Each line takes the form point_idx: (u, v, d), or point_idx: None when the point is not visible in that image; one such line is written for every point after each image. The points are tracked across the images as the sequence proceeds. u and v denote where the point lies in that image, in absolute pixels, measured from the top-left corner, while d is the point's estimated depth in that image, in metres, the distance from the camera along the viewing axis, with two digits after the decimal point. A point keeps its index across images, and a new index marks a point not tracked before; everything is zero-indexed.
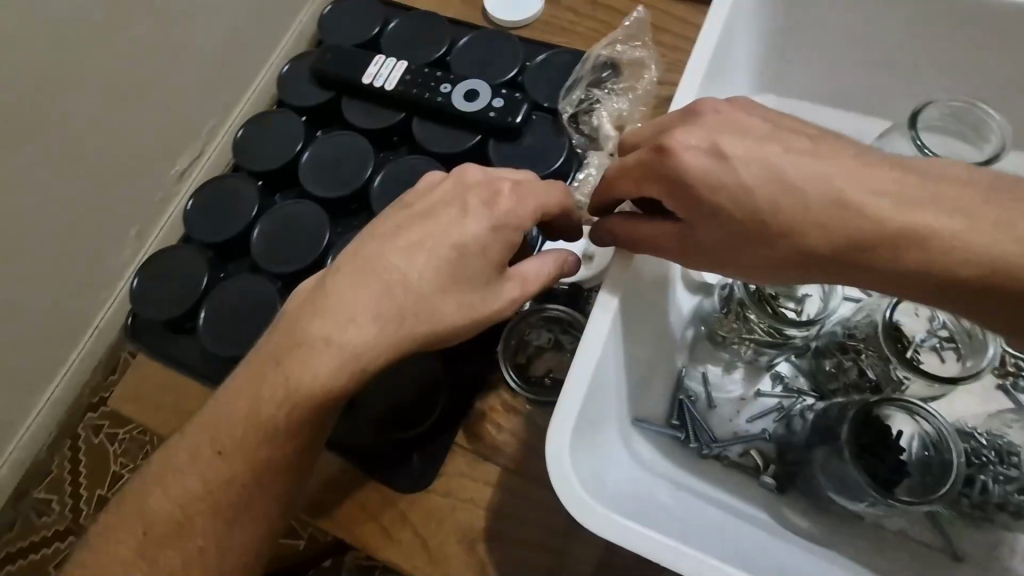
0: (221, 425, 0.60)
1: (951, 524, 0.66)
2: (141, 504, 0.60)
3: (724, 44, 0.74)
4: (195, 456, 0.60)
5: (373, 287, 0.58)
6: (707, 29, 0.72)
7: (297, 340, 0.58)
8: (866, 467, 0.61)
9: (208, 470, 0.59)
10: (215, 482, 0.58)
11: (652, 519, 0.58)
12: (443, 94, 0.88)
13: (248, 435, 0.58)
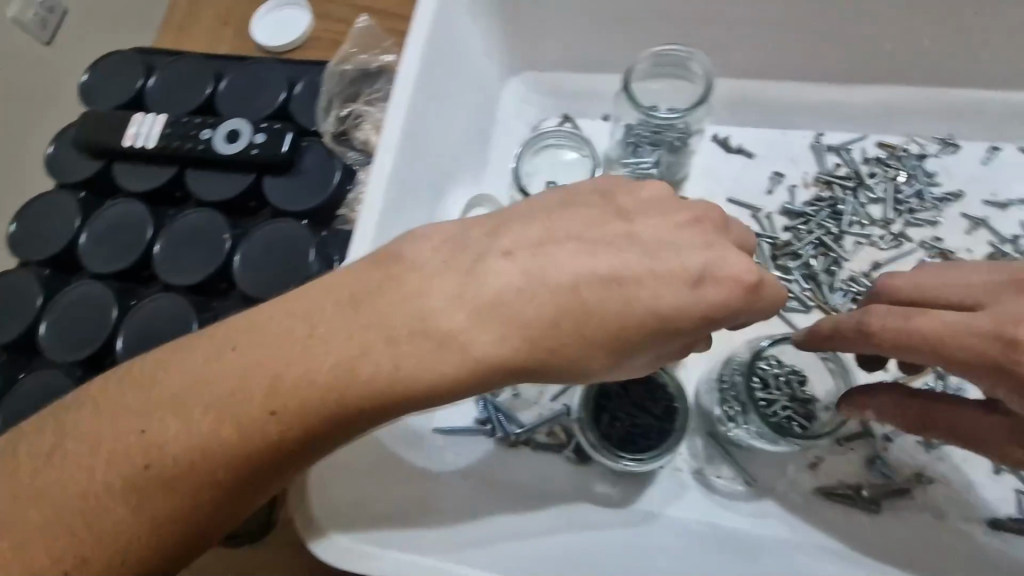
0: (240, 372, 0.49)
1: (738, 456, 0.71)
2: (131, 434, 0.48)
3: (444, 32, 0.73)
4: (216, 404, 0.48)
5: (461, 283, 0.49)
6: (412, 38, 0.69)
7: (347, 317, 0.50)
8: (630, 423, 0.67)
9: (198, 417, 0.48)
10: (208, 449, 0.48)
11: (435, 524, 0.60)
12: (204, 142, 0.86)
13: (251, 399, 0.48)
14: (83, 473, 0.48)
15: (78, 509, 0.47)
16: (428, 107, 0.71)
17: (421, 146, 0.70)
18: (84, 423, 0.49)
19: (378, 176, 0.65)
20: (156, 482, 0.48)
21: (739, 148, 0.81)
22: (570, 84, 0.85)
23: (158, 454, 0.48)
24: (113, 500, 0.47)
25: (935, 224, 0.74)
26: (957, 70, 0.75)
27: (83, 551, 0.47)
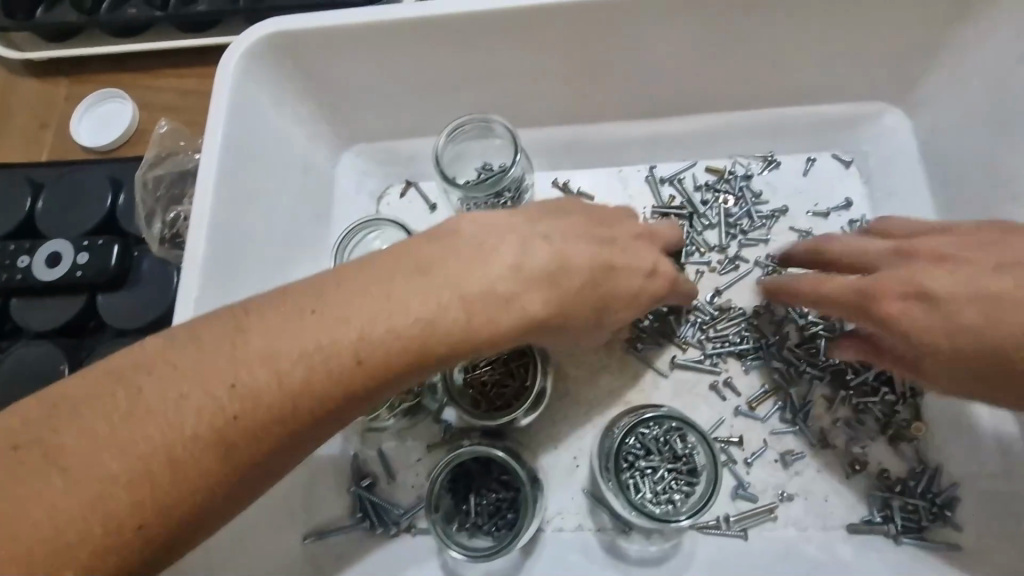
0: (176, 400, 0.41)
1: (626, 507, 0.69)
2: (180, 385, 0.41)
3: (247, 129, 0.69)
4: (273, 356, 0.43)
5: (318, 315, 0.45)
6: (210, 136, 0.65)
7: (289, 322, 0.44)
8: (487, 513, 0.66)
9: (260, 364, 0.43)
10: (274, 398, 0.43)
11: None
12: (22, 270, 0.80)
13: (312, 351, 0.44)
14: (119, 432, 0.39)
15: (116, 476, 0.38)
16: (240, 213, 0.67)
17: (235, 253, 0.65)
18: (101, 389, 0.40)
19: (184, 300, 0.60)
20: (213, 437, 0.41)
21: (580, 191, 0.81)
22: (405, 148, 0.83)
23: (211, 409, 0.41)
24: (163, 460, 0.40)
25: (765, 242, 0.77)
26: (765, 91, 0.77)
27: (118, 514, 0.38)
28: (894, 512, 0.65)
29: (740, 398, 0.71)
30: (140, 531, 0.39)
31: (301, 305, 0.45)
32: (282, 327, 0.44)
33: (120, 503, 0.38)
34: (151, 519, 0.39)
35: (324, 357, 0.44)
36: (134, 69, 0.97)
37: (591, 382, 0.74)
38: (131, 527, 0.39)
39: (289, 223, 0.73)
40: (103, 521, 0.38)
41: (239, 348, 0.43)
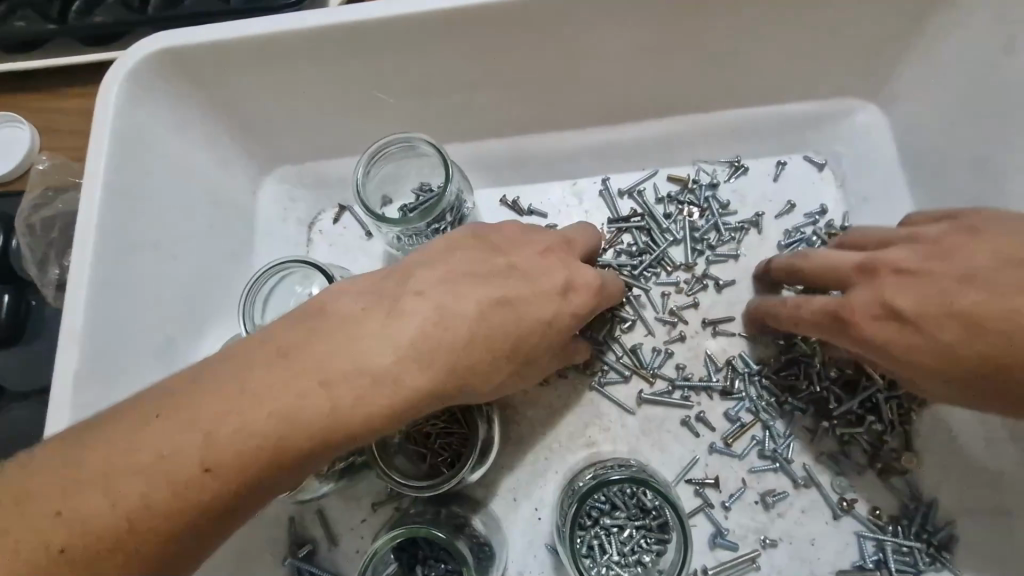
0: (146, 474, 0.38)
1: None
2: (143, 441, 0.39)
3: (136, 169, 0.61)
4: (235, 414, 0.40)
5: (285, 381, 0.41)
6: (89, 171, 0.57)
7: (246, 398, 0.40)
8: None
9: (220, 424, 0.39)
10: (238, 460, 0.40)
11: None
12: None
13: (274, 413, 0.40)
14: (83, 492, 0.37)
15: (75, 537, 0.37)
16: (130, 267, 0.59)
17: (127, 311, 0.58)
18: (73, 440, 0.39)
19: (64, 371, 0.53)
20: (173, 500, 0.38)
21: (530, 209, 0.73)
22: (333, 171, 0.75)
23: (171, 469, 0.38)
24: (139, 513, 0.38)
25: (735, 258, 0.70)
26: (728, 91, 0.70)
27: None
28: (887, 555, 0.59)
29: (714, 433, 0.65)
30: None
31: (266, 381, 0.41)
32: (248, 382, 0.41)
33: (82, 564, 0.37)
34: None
35: (281, 435, 0.40)
36: (13, 85, 0.82)
37: (550, 425, 0.66)
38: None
39: (195, 269, 0.66)
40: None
41: (204, 405, 0.40)
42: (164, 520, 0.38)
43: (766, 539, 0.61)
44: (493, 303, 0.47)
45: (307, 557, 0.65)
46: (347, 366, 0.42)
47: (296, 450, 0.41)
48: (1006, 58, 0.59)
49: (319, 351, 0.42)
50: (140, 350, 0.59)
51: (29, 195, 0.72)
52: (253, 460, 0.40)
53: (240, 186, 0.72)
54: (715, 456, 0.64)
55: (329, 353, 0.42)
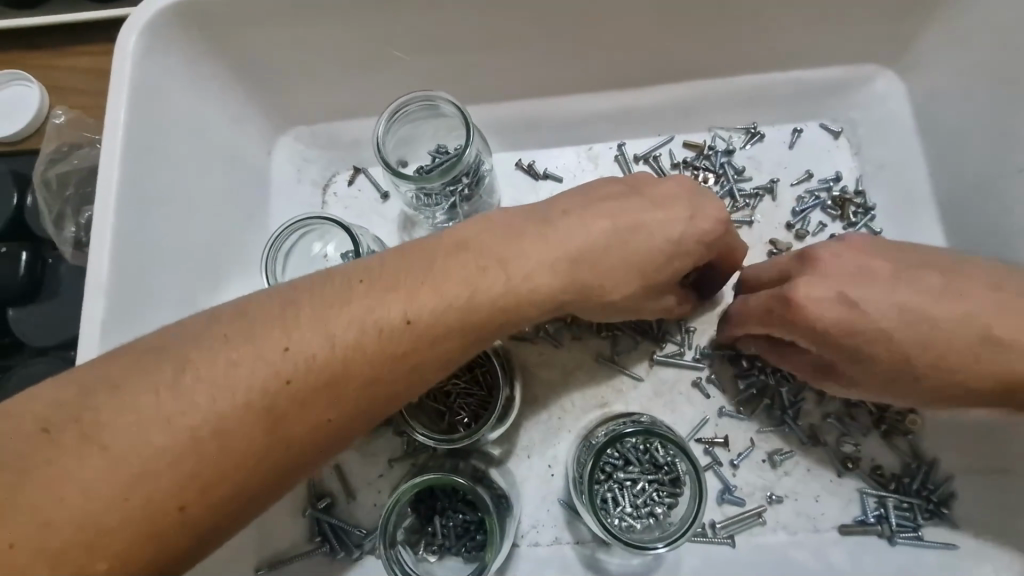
0: (213, 404, 0.39)
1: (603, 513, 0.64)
2: (228, 359, 0.40)
3: (159, 121, 0.61)
4: (311, 335, 0.42)
5: (343, 316, 0.43)
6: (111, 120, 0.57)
7: (310, 331, 0.42)
8: (455, 533, 0.61)
9: (298, 345, 0.42)
10: (313, 381, 0.42)
11: None
12: None
13: (345, 339, 0.43)
14: (166, 404, 0.38)
15: (162, 448, 0.38)
16: (158, 216, 0.60)
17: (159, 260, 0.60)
18: (146, 362, 0.40)
19: (95, 317, 0.54)
20: (255, 415, 0.40)
21: (546, 173, 0.73)
22: (347, 132, 0.75)
23: (255, 386, 0.40)
24: (210, 443, 0.39)
25: (749, 224, 0.70)
26: (745, 55, 0.70)
27: (149, 513, 0.37)
28: (888, 510, 0.61)
29: (726, 396, 0.66)
30: (183, 512, 0.38)
31: (327, 317, 0.43)
32: (323, 312, 0.43)
33: (167, 482, 0.38)
34: (193, 500, 0.38)
35: (340, 373, 0.43)
36: (24, 44, 0.81)
37: (565, 385, 0.68)
38: (172, 509, 0.38)
39: (217, 224, 0.66)
40: (148, 501, 0.37)
41: (285, 328, 0.42)
42: (242, 438, 0.40)
43: (773, 495, 0.63)
44: (534, 256, 0.49)
45: (322, 508, 0.66)
46: (397, 310, 0.44)
47: (354, 385, 0.43)
48: None
49: (368, 295, 0.45)
50: (167, 298, 0.60)
51: (43, 149, 0.72)
52: (316, 393, 0.42)
53: (254, 145, 0.72)
54: (725, 416, 0.66)
55: (386, 291, 0.45)
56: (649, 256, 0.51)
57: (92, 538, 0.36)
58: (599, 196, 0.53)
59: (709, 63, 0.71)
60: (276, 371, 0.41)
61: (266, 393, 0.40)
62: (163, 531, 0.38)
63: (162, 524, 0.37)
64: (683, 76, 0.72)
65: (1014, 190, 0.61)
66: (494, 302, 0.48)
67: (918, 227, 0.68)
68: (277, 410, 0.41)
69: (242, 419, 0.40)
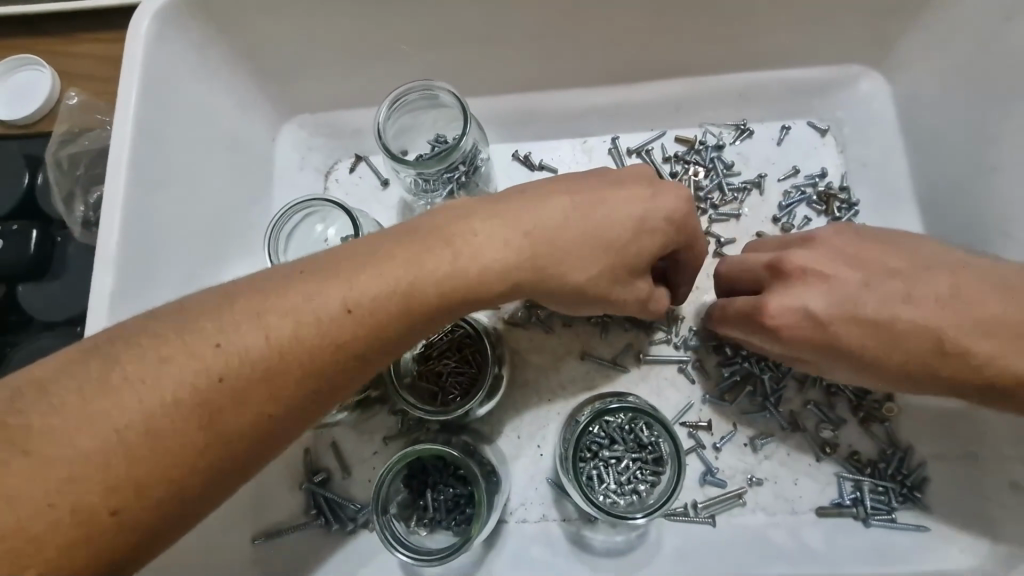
0: (144, 402, 0.38)
1: None
2: (160, 356, 0.40)
3: (165, 105, 0.63)
4: (248, 328, 0.42)
5: (287, 307, 0.43)
6: (121, 103, 0.60)
7: (246, 325, 0.42)
8: (445, 507, 0.63)
9: (233, 339, 0.41)
10: (252, 372, 0.41)
11: None
12: None
13: (282, 329, 0.43)
14: (92, 405, 0.37)
15: (90, 451, 0.37)
16: (159, 197, 0.62)
17: (147, 249, 0.60)
18: (72, 367, 0.39)
19: (99, 300, 0.56)
20: (191, 411, 0.39)
21: (542, 164, 0.75)
22: (349, 121, 0.77)
23: (191, 380, 0.40)
24: (145, 441, 0.38)
25: (736, 218, 0.72)
26: (736, 53, 0.73)
27: (81, 518, 0.36)
28: (864, 494, 0.63)
29: (710, 383, 0.69)
30: (116, 516, 0.37)
31: (264, 309, 0.43)
32: (260, 304, 0.43)
33: (98, 485, 0.37)
34: (127, 504, 0.37)
35: (286, 362, 0.43)
36: (38, 29, 0.83)
37: (555, 369, 0.70)
38: (104, 514, 0.37)
39: (213, 212, 0.67)
40: (79, 504, 0.36)
41: (217, 324, 0.42)
42: (178, 437, 0.39)
43: (753, 477, 0.65)
44: (515, 236, 0.50)
45: (317, 483, 0.68)
46: (343, 299, 0.45)
47: (313, 372, 0.44)
48: (1007, 25, 0.61)
49: (310, 286, 0.45)
50: (163, 284, 0.62)
51: (55, 131, 0.74)
52: (267, 382, 0.42)
53: (258, 131, 0.74)
54: (709, 401, 0.68)
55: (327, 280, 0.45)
56: (606, 232, 0.51)
57: (19, 547, 0.35)
58: (571, 179, 0.55)
59: (702, 60, 0.73)
60: (213, 364, 0.40)
61: (202, 388, 0.40)
62: (95, 536, 0.37)
63: (93, 529, 0.36)
64: (677, 73, 0.75)
65: (992, 186, 0.63)
66: (440, 288, 0.48)
67: (899, 222, 0.71)
68: (217, 402, 0.40)
69: (181, 414, 0.39)
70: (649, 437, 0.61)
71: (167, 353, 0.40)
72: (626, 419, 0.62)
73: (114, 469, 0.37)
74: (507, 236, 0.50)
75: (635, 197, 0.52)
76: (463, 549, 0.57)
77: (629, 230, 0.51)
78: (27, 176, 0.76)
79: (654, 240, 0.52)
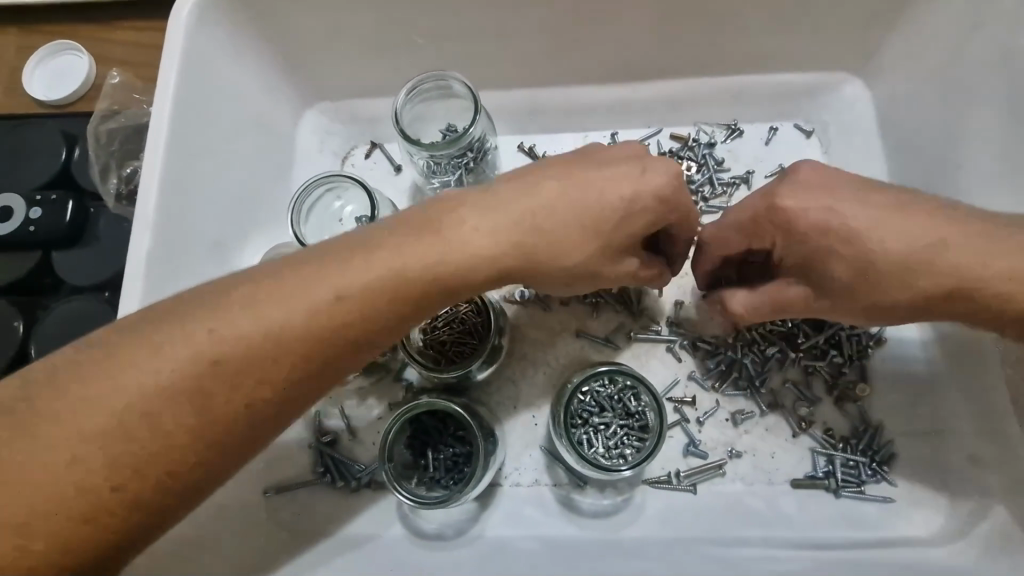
0: (216, 353, 0.45)
1: None
2: (229, 315, 0.46)
3: (203, 92, 0.69)
4: (323, 295, 0.48)
5: (338, 280, 0.48)
6: (161, 82, 0.65)
7: (303, 292, 0.48)
8: (444, 466, 0.67)
9: (309, 306, 0.48)
10: (329, 332, 0.48)
11: None
12: None
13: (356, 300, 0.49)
14: (175, 352, 0.45)
15: (168, 388, 0.44)
16: (205, 183, 0.68)
17: (186, 226, 0.66)
18: (176, 322, 0.46)
19: (137, 267, 0.61)
20: (278, 360, 0.47)
21: (545, 156, 0.81)
22: (368, 110, 0.83)
23: (277, 339, 0.47)
24: (216, 384, 0.46)
25: (725, 210, 0.78)
26: (728, 57, 0.78)
27: (159, 438, 0.44)
28: (836, 467, 0.68)
29: (697, 363, 0.73)
30: (184, 443, 0.45)
31: (319, 280, 0.48)
32: (341, 274, 0.49)
33: (172, 415, 0.44)
34: (193, 433, 0.45)
35: (330, 330, 0.48)
36: (80, 17, 0.89)
37: (550, 343, 0.74)
38: (176, 441, 0.45)
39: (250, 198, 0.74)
40: (156, 430, 0.44)
41: (279, 294, 0.47)
42: (260, 387, 0.47)
43: (732, 450, 0.70)
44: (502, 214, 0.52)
45: (322, 444, 0.73)
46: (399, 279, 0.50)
47: (353, 340, 0.50)
48: (971, 36, 0.68)
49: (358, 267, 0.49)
50: (203, 260, 0.68)
51: (96, 108, 0.80)
52: (312, 347, 0.48)
53: (285, 116, 0.80)
54: (693, 379, 0.73)
55: (389, 253, 0.50)
56: (596, 213, 0.52)
57: (106, 457, 0.43)
58: (558, 161, 0.55)
59: (695, 64, 0.79)
60: (275, 326, 0.47)
61: (262, 346, 0.47)
62: (187, 462, 0.45)
63: (163, 453, 0.44)
64: (672, 76, 0.80)
65: (962, 183, 0.68)
66: (469, 273, 0.52)
67: None
68: (272, 357, 0.47)
69: (241, 366, 0.46)
70: (638, 405, 0.66)
71: (236, 313, 0.47)
72: (617, 389, 0.67)
73: (187, 407, 0.45)
74: (521, 203, 0.52)
75: (612, 172, 0.53)
76: (461, 497, 0.62)
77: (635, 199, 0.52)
78: (63, 151, 0.82)
79: (644, 219, 0.53)
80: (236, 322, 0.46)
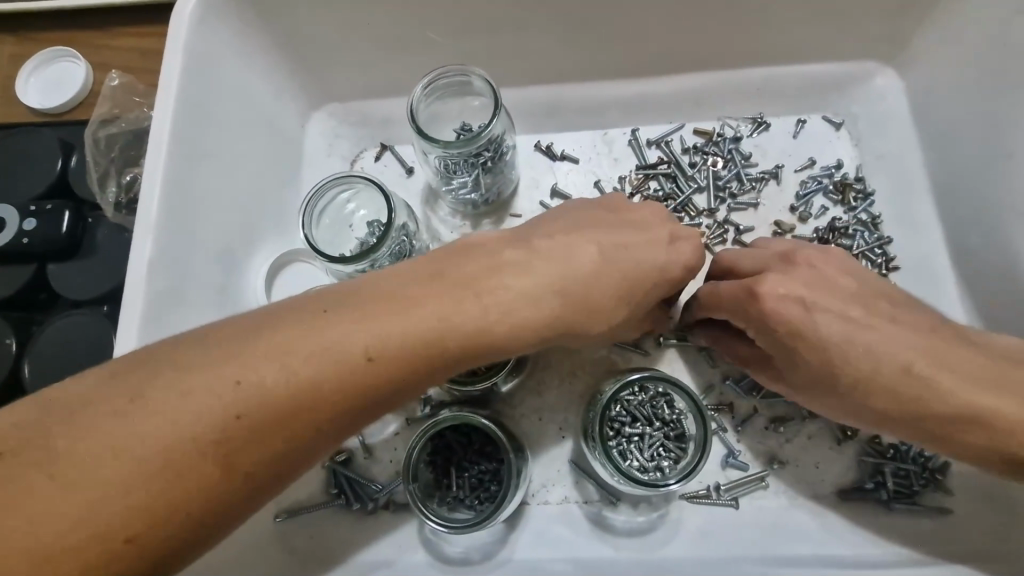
0: (192, 411, 0.39)
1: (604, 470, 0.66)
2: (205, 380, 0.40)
3: (206, 92, 0.65)
4: (320, 344, 0.43)
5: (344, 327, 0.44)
6: (163, 83, 0.62)
7: (305, 347, 0.43)
8: (470, 486, 0.63)
9: (316, 403, 0.43)
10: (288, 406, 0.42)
11: None
12: None
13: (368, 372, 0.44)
14: (142, 423, 0.37)
15: (137, 464, 0.37)
16: (203, 203, 0.64)
17: (190, 237, 0.62)
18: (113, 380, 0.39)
19: (136, 278, 0.57)
20: (228, 438, 0.40)
21: (563, 155, 0.78)
22: (378, 111, 0.79)
23: (229, 408, 0.40)
24: (189, 450, 0.38)
25: (755, 206, 0.74)
26: (754, 48, 0.75)
27: (130, 513, 0.36)
28: (886, 477, 0.63)
29: (732, 368, 0.68)
30: (152, 530, 0.37)
31: (321, 327, 0.44)
32: (302, 337, 0.43)
33: (139, 494, 0.37)
34: (163, 517, 0.37)
35: (322, 398, 0.43)
36: (74, 23, 0.85)
37: (575, 351, 0.70)
38: (142, 527, 0.37)
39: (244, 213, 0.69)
40: (121, 514, 0.36)
41: (264, 351, 0.42)
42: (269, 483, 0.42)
43: (771, 461, 0.66)
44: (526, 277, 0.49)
45: (334, 465, 0.68)
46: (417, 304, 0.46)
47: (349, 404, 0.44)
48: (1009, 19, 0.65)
49: (361, 318, 0.45)
50: (210, 270, 0.64)
51: (96, 113, 0.79)
52: (300, 403, 0.42)
53: (291, 119, 0.77)
54: (730, 385, 0.68)
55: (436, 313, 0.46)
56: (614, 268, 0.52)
57: (60, 553, 0.34)
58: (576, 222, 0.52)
59: (718, 57, 0.76)
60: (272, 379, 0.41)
61: (248, 402, 0.40)
62: (127, 550, 0.36)
63: (125, 541, 0.36)
64: (694, 70, 0.77)
65: (1006, 172, 0.65)
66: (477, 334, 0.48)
67: (913, 210, 0.73)
68: (258, 420, 0.41)
69: (226, 425, 0.40)
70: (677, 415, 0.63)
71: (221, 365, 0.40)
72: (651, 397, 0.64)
73: (156, 473, 0.37)
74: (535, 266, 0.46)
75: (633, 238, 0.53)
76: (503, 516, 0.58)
77: (600, 275, 0.51)
78: (58, 162, 0.79)
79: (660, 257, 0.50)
80: (225, 374, 0.40)
